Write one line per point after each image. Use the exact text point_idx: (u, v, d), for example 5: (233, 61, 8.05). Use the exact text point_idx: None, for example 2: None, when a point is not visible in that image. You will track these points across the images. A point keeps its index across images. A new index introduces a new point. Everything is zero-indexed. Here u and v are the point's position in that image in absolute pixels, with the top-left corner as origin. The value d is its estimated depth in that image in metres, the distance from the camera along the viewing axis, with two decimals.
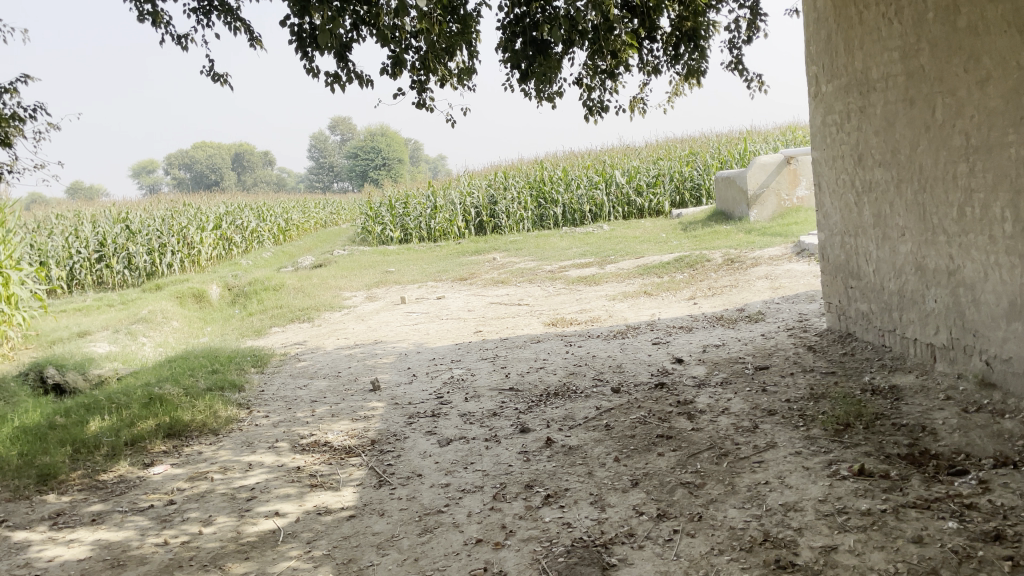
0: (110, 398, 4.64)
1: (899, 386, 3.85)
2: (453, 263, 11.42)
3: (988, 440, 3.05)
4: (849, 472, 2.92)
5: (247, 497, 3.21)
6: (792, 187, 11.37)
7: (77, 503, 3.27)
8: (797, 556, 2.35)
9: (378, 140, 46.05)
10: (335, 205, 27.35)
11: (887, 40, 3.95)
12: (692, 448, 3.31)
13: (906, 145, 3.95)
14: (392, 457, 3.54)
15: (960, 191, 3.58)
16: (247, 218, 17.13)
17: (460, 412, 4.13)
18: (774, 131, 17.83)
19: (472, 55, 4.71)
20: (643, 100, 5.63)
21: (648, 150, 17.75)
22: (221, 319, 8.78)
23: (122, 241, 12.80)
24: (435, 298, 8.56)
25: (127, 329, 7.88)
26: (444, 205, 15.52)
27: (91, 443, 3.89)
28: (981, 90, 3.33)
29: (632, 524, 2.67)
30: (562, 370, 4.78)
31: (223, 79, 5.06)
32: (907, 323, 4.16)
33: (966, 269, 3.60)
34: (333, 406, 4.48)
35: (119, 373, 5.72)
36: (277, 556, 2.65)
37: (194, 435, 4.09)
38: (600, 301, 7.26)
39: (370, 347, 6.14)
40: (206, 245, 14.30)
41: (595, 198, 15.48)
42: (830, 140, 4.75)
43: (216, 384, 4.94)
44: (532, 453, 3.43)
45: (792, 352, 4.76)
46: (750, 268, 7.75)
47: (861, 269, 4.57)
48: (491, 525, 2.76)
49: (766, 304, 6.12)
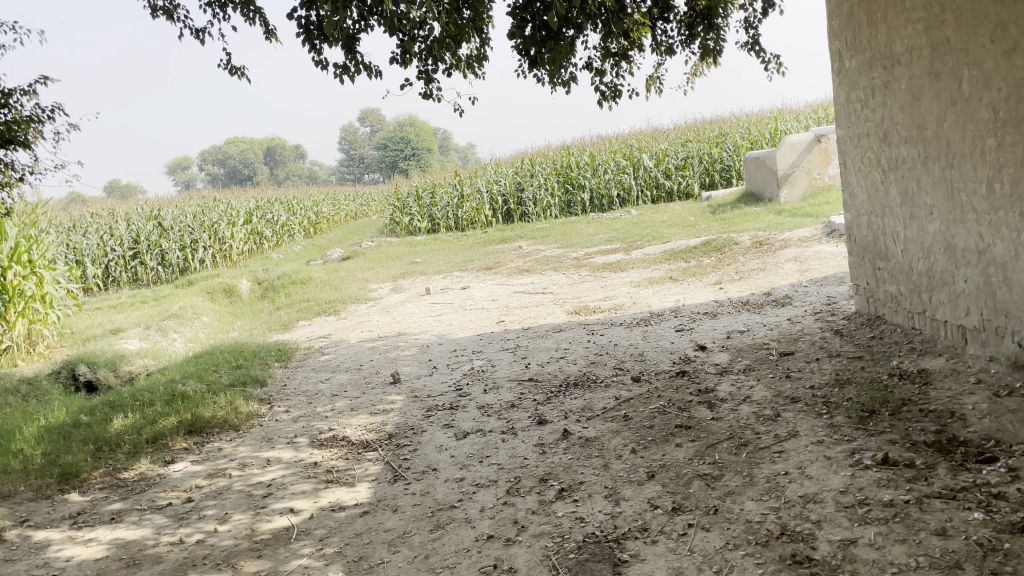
0: (134, 395, 4.70)
1: (928, 370, 3.74)
2: (480, 252, 11.41)
3: (1018, 426, 2.94)
4: (872, 460, 2.83)
5: (263, 494, 3.21)
6: (823, 166, 11.12)
7: (98, 501, 3.31)
8: (814, 550, 2.28)
9: (408, 131, 46.25)
10: (365, 197, 27.44)
11: (910, 12, 3.81)
12: (711, 438, 3.24)
13: (932, 120, 3.81)
14: (408, 452, 3.53)
15: (989, 166, 3.44)
16: (278, 212, 17.30)
17: (479, 404, 4.11)
18: (805, 109, 17.45)
19: (484, 42, 4.63)
20: (659, 79, 5.52)
21: (676, 132, 17.54)
22: (250, 314, 8.86)
23: (155, 238, 12.98)
24: (460, 288, 8.52)
25: (158, 326, 8.00)
26: (471, 194, 15.49)
27: (113, 441, 3.94)
28: (1009, 61, 3.19)
29: (646, 518, 2.62)
30: (583, 360, 4.72)
31: (241, 71, 5.05)
32: (936, 305, 4.03)
33: (996, 248, 3.48)
34: (353, 401, 4.47)
35: (148, 370, 5.80)
36: (289, 554, 2.64)
37: (215, 431, 4.12)
38: (625, 287, 7.18)
39: (393, 339, 6.15)
40: (237, 239, 14.43)
41: (623, 182, 15.30)
42: (855, 118, 4.61)
43: (239, 379, 4.98)
44: (549, 445, 3.39)
45: (818, 337, 4.64)
46: (779, 251, 7.59)
47: (888, 250, 4.45)
48: (504, 520, 2.72)
49: (794, 288, 6.01)
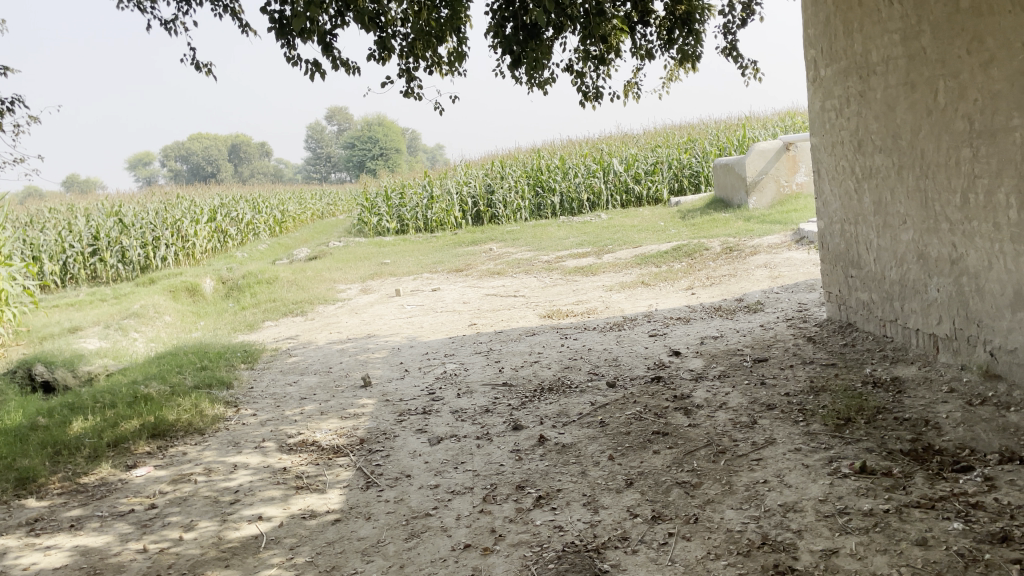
0: (94, 396, 4.55)
1: (901, 378, 3.77)
2: (450, 254, 11.32)
3: (993, 435, 2.95)
4: (850, 469, 2.83)
5: (230, 500, 3.11)
6: (791, 173, 11.25)
7: (56, 507, 3.18)
8: (796, 560, 2.26)
9: (376, 130, 46.01)
10: (332, 196, 27.15)
11: (887, 22, 3.83)
12: (689, 445, 3.22)
13: (907, 130, 3.84)
14: (381, 457, 3.45)
15: (964, 177, 3.47)
16: (243, 210, 17.01)
17: (452, 408, 4.04)
18: (772, 116, 17.67)
19: (463, 40, 4.57)
20: (637, 84, 5.51)
21: (645, 137, 17.65)
22: (214, 313, 8.68)
23: (115, 234, 12.67)
24: (431, 290, 8.45)
25: (118, 325, 7.80)
26: (441, 195, 15.39)
27: (72, 444, 3.80)
28: (985, 73, 3.21)
29: (626, 527, 2.58)
30: (557, 364, 4.68)
31: (206, 67, 4.97)
32: (909, 313, 4.06)
33: (970, 258, 3.50)
34: (323, 404, 4.38)
35: (109, 370, 5.63)
36: (258, 563, 2.56)
37: (179, 435, 3.99)
38: (597, 291, 7.16)
39: (363, 341, 6.06)
40: (201, 237, 14.18)
41: (593, 186, 15.34)
42: (829, 126, 4.64)
43: (204, 381, 4.84)
44: (525, 451, 3.34)
45: (791, 343, 4.66)
46: (749, 257, 7.63)
47: (861, 258, 4.47)
48: (481, 529, 2.66)
49: (765, 294, 6.02)
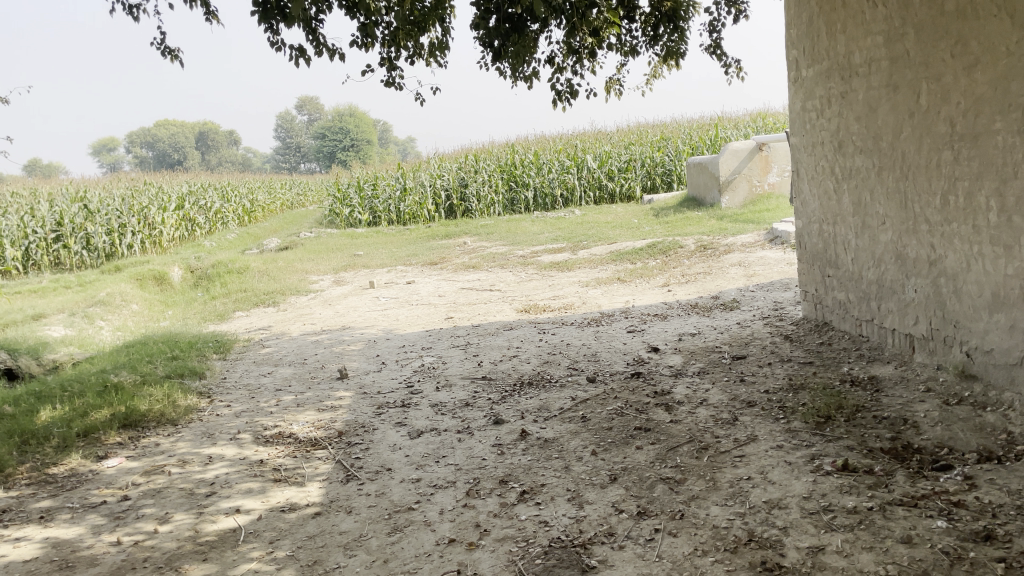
0: (63, 385, 4.44)
1: (878, 377, 3.80)
2: (423, 247, 11.25)
3: (970, 434, 2.99)
4: (832, 467, 2.84)
5: (206, 492, 3.05)
6: (763, 174, 11.32)
7: (24, 498, 3.09)
8: (783, 557, 2.26)
9: (347, 121, 45.60)
10: (301, 185, 26.85)
11: (871, 23, 3.86)
12: (671, 441, 3.22)
13: (889, 132, 3.87)
14: (360, 450, 3.40)
15: (944, 179, 3.50)
16: (211, 199, 16.73)
17: (432, 402, 4.00)
18: (744, 117, 17.82)
19: (446, 30, 4.54)
20: (620, 81, 5.50)
21: (619, 134, 17.70)
22: (183, 302, 8.52)
23: (80, 221, 12.38)
24: (405, 282, 8.38)
25: (84, 312, 7.63)
26: (414, 187, 15.28)
27: (40, 434, 3.70)
28: (969, 76, 3.24)
29: (612, 522, 2.57)
30: (536, 359, 4.66)
31: (173, 53, 4.88)
32: (885, 313, 4.10)
33: (948, 259, 3.54)
34: (299, 396, 4.31)
35: (74, 359, 5.50)
36: (237, 557, 2.50)
37: (151, 426, 3.91)
38: (574, 287, 7.15)
39: (338, 333, 5.99)
40: (168, 225, 13.92)
41: (566, 182, 15.42)
42: (810, 126, 4.67)
43: (175, 371, 4.75)
44: (507, 445, 3.31)
45: (768, 341, 4.68)
46: (723, 256, 7.69)
47: (838, 258, 4.51)
48: (465, 524, 2.63)
49: (741, 292, 6.07)
